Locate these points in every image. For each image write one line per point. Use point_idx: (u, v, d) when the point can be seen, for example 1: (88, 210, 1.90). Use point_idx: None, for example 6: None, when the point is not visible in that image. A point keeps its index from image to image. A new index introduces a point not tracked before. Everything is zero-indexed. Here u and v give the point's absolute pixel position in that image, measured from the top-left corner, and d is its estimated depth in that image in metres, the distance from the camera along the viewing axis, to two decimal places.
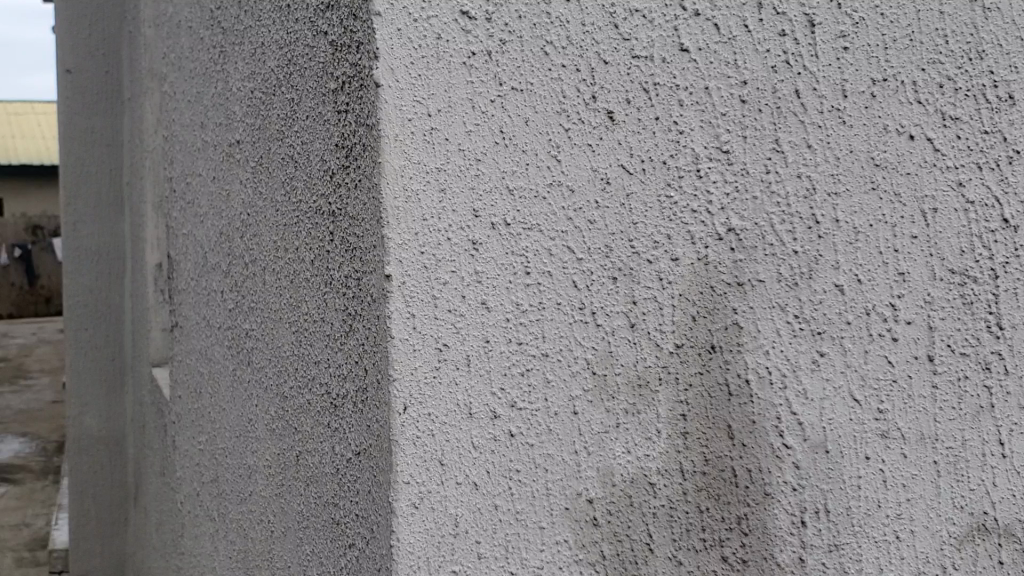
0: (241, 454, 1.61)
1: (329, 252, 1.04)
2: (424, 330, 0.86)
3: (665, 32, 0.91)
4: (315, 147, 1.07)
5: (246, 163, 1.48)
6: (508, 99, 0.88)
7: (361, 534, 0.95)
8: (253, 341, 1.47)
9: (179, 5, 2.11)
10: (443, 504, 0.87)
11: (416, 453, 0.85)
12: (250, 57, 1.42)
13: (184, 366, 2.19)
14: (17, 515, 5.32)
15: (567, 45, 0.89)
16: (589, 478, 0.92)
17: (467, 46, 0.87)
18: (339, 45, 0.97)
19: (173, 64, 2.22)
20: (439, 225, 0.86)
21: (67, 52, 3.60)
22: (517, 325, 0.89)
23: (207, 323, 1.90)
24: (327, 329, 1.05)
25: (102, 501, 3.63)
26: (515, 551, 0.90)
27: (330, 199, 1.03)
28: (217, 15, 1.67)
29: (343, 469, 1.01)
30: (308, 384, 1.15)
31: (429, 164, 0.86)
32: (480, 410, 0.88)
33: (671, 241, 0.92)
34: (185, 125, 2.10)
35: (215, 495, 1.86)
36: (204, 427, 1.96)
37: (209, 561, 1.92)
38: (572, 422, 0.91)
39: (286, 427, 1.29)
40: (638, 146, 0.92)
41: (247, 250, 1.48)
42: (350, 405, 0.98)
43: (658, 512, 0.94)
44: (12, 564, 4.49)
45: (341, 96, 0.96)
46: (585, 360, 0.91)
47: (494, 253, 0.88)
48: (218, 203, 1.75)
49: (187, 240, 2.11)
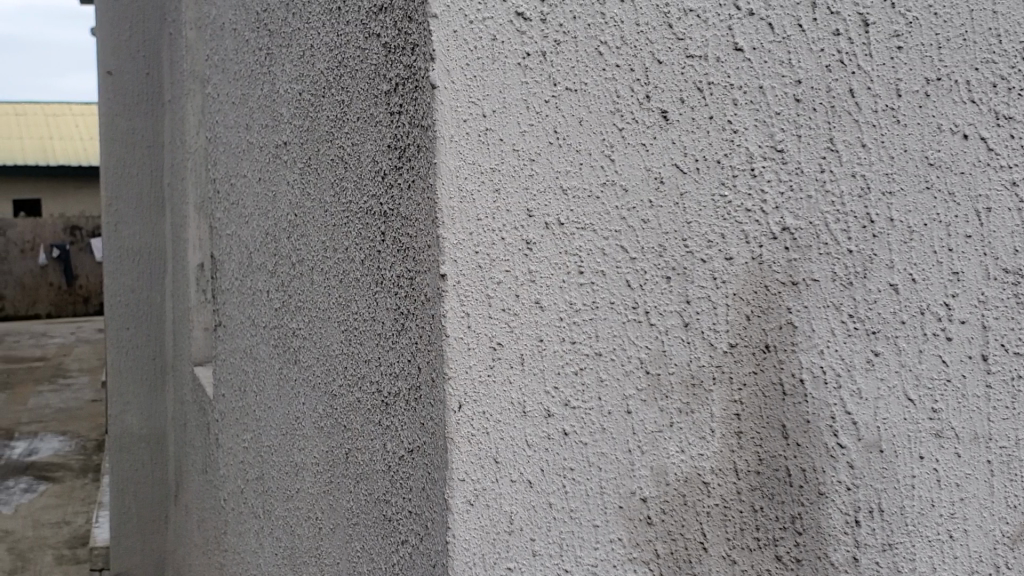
0: (288, 452, 1.63)
1: (381, 252, 1.05)
2: (478, 329, 0.86)
3: (719, 32, 0.91)
4: (366, 148, 1.09)
5: (295, 164, 1.49)
6: (563, 99, 0.89)
7: (414, 530, 0.96)
8: (302, 338, 1.49)
9: (222, 9, 2.13)
10: (498, 501, 0.87)
11: (472, 452, 0.86)
12: (298, 58, 1.43)
13: (228, 365, 2.21)
14: (58, 513, 5.36)
15: (621, 45, 0.89)
16: (643, 476, 0.92)
17: (522, 46, 0.87)
18: (393, 47, 0.98)
19: (217, 66, 2.24)
20: (494, 225, 0.87)
21: (110, 53, 3.63)
22: (570, 324, 0.90)
23: (253, 322, 1.92)
24: (379, 327, 1.07)
25: (142, 501, 3.65)
26: (571, 548, 0.90)
27: (382, 199, 1.04)
28: (264, 17, 1.68)
29: (395, 466, 1.03)
30: (360, 383, 1.17)
31: (484, 164, 0.87)
32: (534, 408, 0.89)
33: (725, 240, 0.93)
34: (229, 127, 2.12)
35: (260, 492, 1.88)
36: (248, 427, 1.99)
37: (254, 557, 1.94)
38: (626, 421, 0.91)
39: (336, 426, 1.30)
40: (692, 144, 0.92)
41: (297, 248, 1.49)
42: (402, 403, 1.00)
43: (712, 510, 0.94)
44: (53, 561, 4.55)
45: (395, 98, 0.97)
46: (638, 360, 0.91)
47: (548, 253, 0.89)
48: (264, 203, 1.77)
49: (231, 240, 2.14)
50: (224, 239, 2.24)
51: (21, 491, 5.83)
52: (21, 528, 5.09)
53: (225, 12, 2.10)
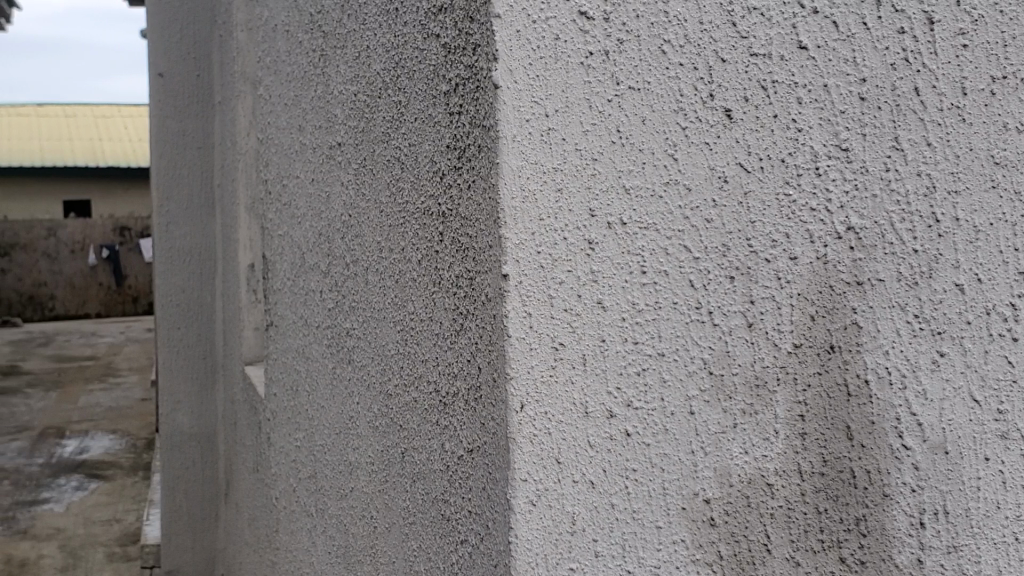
0: (341, 451, 1.64)
1: (439, 253, 1.05)
2: (540, 329, 0.85)
3: (783, 30, 0.91)
4: (424, 148, 1.09)
5: (350, 164, 1.50)
6: (626, 98, 0.88)
7: (474, 530, 0.96)
8: (355, 338, 1.50)
9: (275, 10, 2.14)
10: (560, 501, 0.86)
11: (533, 452, 0.85)
12: (353, 60, 1.44)
13: (280, 364, 2.23)
14: (108, 511, 5.41)
15: (685, 43, 0.89)
16: (707, 478, 0.91)
17: (585, 45, 0.86)
18: (453, 48, 0.98)
19: (269, 68, 2.26)
20: (556, 225, 0.86)
21: (160, 55, 3.64)
22: (633, 324, 0.89)
23: (305, 322, 1.93)
24: (437, 327, 1.07)
25: (193, 499, 3.68)
26: (633, 550, 0.90)
27: (440, 199, 1.04)
28: (318, 19, 1.69)
29: (453, 467, 1.03)
30: (417, 382, 1.17)
31: (548, 164, 0.86)
32: (596, 408, 0.88)
33: (789, 239, 0.92)
34: (282, 128, 2.13)
35: (313, 491, 1.89)
36: (301, 426, 2.00)
37: (306, 555, 1.96)
38: (690, 422, 0.91)
39: (391, 426, 1.31)
40: (756, 144, 0.91)
41: (351, 249, 1.50)
42: (461, 402, 1.00)
43: (776, 513, 0.94)
44: (104, 558, 4.60)
45: (454, 99, 0.98)
46: (702, 360, 0.91)
47: (611, 253, 0.88)
48: (318, 204, 1.78)
49: (283, 240, 2.15)
50: (276, 240, 2.26)
51: (72, 489, 5.89)
52: (72, 525, 5.15)
53: (277, 14, 2.12)
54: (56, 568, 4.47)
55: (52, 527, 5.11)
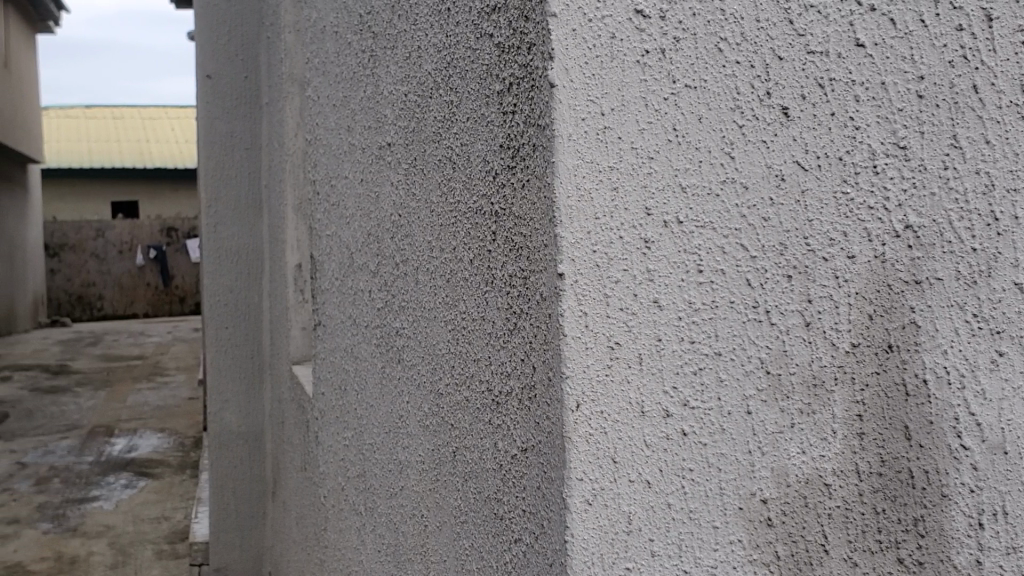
0: (391, 450, 1.65)
1: (492, 251, 1.05)
2: (596, 328, 0.84)
3: (840, 27, 0.91)
4: (477, 148, 1.09)
5: (400, 165, 1.50)
6: (682, 96, 0.87)
7: (529, 529, 0.96)
8: (405, 338, 1.51)
9: (323, 11, 2.15)
10: (616, 501, 0.85)
11: (589, 451, 0.84)
12: (404, 60, 1.44)
13: (328, 363, 2.24)
14: (156, 509, 5.46)
15: (741, 41, 0.88)
16: (764, 478, 0.91)
17: (641, 44, 0.86)
18: (507, 47, 0.98)
19: (317, 68, 2.27)
20: (611, 224, 0.85)
21: (208, 57, 3.66)
22: (689, 324, 0.88)
23: (354, 322, 1.93)
24: (490, 326, 1.07)
25: (241, 497, 3.72)
26: (690, 550, 0.89)
27: (493, 199, 1.04)
28: (368, 20, 1.70)
29: (507, 466, 1.03)
30: (469, 382, 1.17)
31: (603, 163, 0.85)
32: (653, 408, 0.87)
33: (847, 238, 0.92)
34: (330, 128, 2.14)
35: (362, 489, 1.90)
36: (350, 425, 2.01)
37: (355, 554, 1.96)
38: (746, 422, 0.90)
39: (443, 425, 1.31)
40: (813, 142, 0.91)
41: (401, 249, 1.50)
42: (515, 401, 1.00)
43: (833, 513, 0.93)
44: (153, 556, 4.64)
45: (508, 97, 0.98)
46: (759, 360, 0.90)
47: (667, 251, 0.87)
48: (367, 204, 1.79)
49: (331, 239, 2.16)
50: (324, 239, 2.27)
51: (120, 487, 5.95)
52: (121, 523, 5.19)
53: (325, 16, 2.13)
54: (106, 565, 4.51)
55: (101, 524, 5.16)
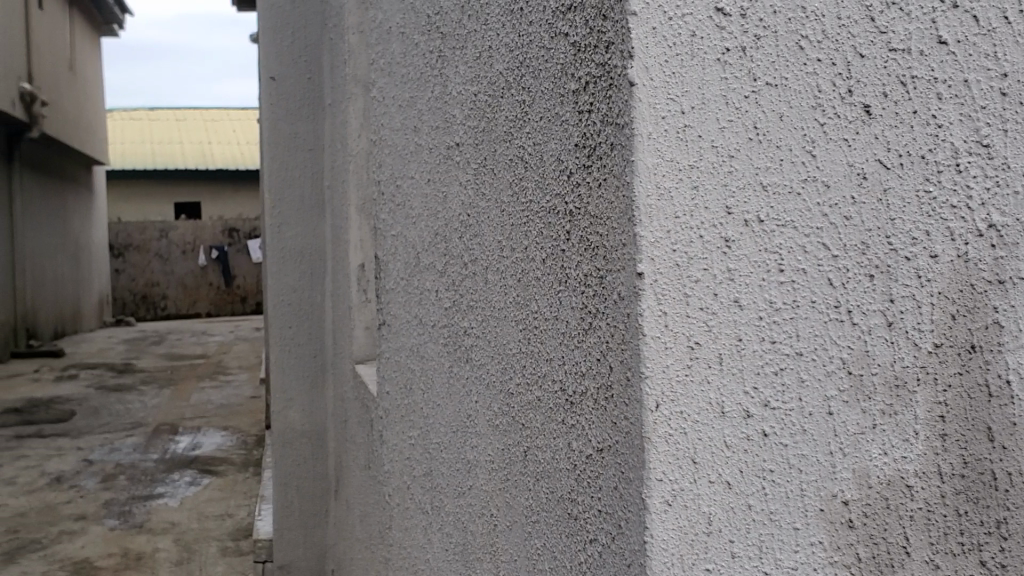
0: (459, 449, 1.65)
1: (566, 251, 1.05)
2: (675, 328, 0.84)
3: (922, 25, 0.91)
4: (550, 147, 1.09)
5: (469, 165, 1.51)
6: (763, 94, 0.87)
7: (605, 530, 0.95)
8: (474, 337, 1.52)
9: (390, 11, 2.16)
10: (696, 502, 0.85)
11: (668, 451, 0.83)
12: (474, 61, 1.45)
13: (393, 362, 2.25)
14: (221, 506, 5.52)
15: (823, 39, 0.88)
16: (845, 479, 0.90)
17: (721, 42, 0.85)
18: (583, 46, 0.98)
19: (383, 70, 2.28)
20: (692, 223, 0.85)
21: (272, 59, 3.67)
22: (770, 324, 0.87)
23: (421, 321, 1.94)
24: (563, 326, 1.07)
25: (304, 495, 3.74)
26: (770, 551, 0.88)
27: (567, 198, 1.04)
28: (436, 20, 1.70)
29: (582, 466, 1.02)
30: (541, 381, 1.18)
31: (683, 162, 0.85)
32: (733, 409, 0.86)
33: (930, 237, 0.92)
34: (396, 130, 2.16)
35: (428, 487, 1.91)
36: (416, 424, 2.02)
37: (422, 553, 1.97)
38: (828, 422, 0.89)
39: (513, 425, 1.31)
40: (895, 140, 0.91)
41: (470, 249, 1.51)
42: (589, 402, 0.99)
43: (915, 514, 0.93)
44: (218, 552, 4.69)
45: (584, 96, 0.97)
46: (840, 360, 0.89)
47: (747, 250, 0.87)
48: (434, 204, 1.79)
49: (396, 239, 2.18)
50: (388, 239, 2.28)
51: (185, 484, 6.02)
52: (186, 520, 5.25)
53: (392, 17, 2.14)
54: (172, 561, 4.56)
55: (166, 521, 5.23)
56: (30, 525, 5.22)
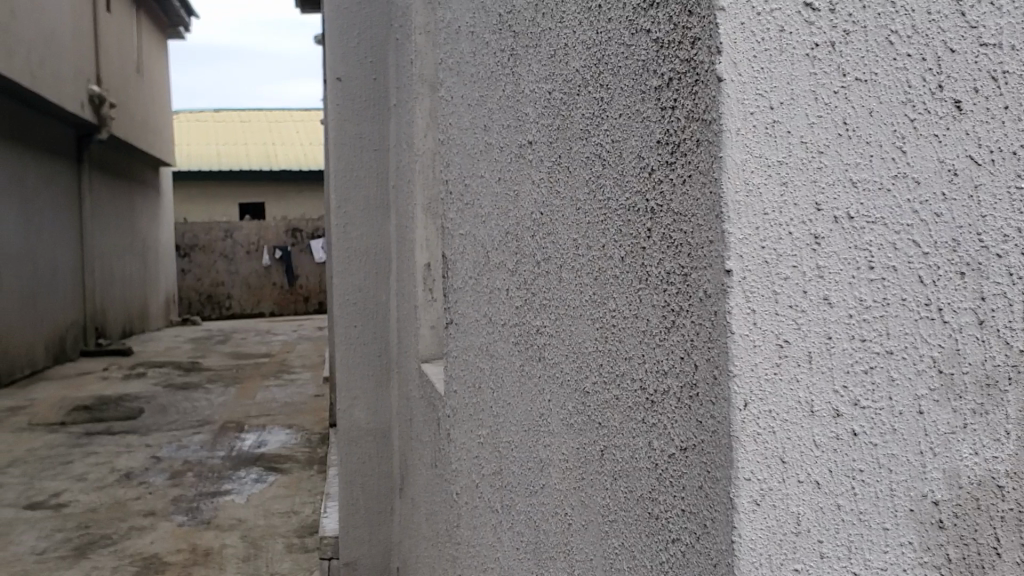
0: (531, 449, 1.66)
1: (647, 249, 1.04)
2: (764, 326, 0.83)
3: (1014, 20, 0.91)
4: (630, 145, 1.09)
5: (543, 164, 1.51)
6: (852, 89, 0.86)
7: (689, 530, 0.94)
8: (546, 336, 1.52)
9: (459, 11, 2.17)
10: (785, 502, 0.84)
11: (756, 449, 0.83)
12: (548, 60, 1.45)
13: (461, 361, 2.26)
14: (286, 503, 5.57)
15: (913, 33, 0.87)
16: (935, 479, 0.89)
17: (810, 37, 0.85)
18: (667, 42, 0.97)
19: (451, 70, 2.29)
20: (781, 219, 0.84)
21: (339, 60, 3.71)
22: (860, 321, 0.87)
23: (490, 320, 1.95)
24: (644, 324, 1.06)
25: (369, 492, 3.77)
26: (859, 552, 0.87)
27: (648, 195, 1.03)
28: (508, 19, 1.71)
29: (662, 465, 1.01)
30: (618, 381, 1.17)
31: (772, 157, 0.84)
32: (822, 408, 0.86)
33: (1021, 233, 0.93)
34: (464, 130, 2.17)
35: (498, 487, 1.91)
36: (485, 422, 2.02)
37: (492, 552, 1.97)
38: (918, 421, 0.89)
39: (589, 424, 1.31)
40: (986, 135, 0.91)
41: (543, 248, 1.51)
42: (672, 400, 0.98)
43: (1006, 515, 0.93)
44: (284, 549, 4.73)
45: (668, 93, 0.97)
46: (930, 358, 0.89)
47: (837, 247, 0.86)
48: (505, 203, 1.79)
49: (465, 239, 2.18)
50: (456, 239, 2.29)
51: (252, 481, 6.09)
52: (253, 516, 5.31)
53: (461, 16, 2.15)
54: (239, 558, 4.61)
55: (234, 518, 5.28)
56: (100, 521, 5.29)
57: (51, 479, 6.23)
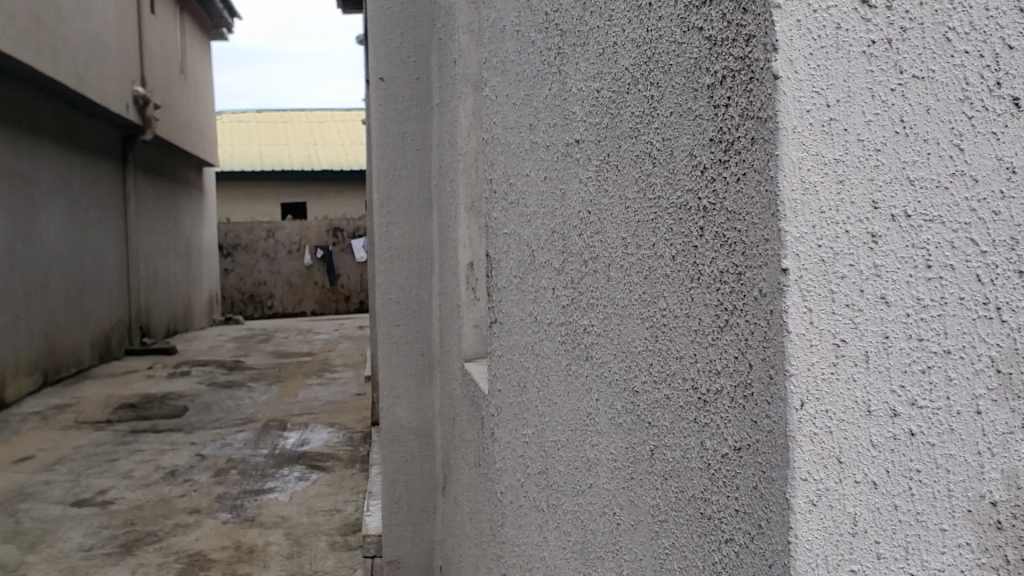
0: (578, 448, 1.66)
1: (699, 247, 1.04)
2: (821, 325, 0.83)
3: None
4: (681, 143, 1.09)
5: (591, 162, 1.51)
6: (910, 86, 0.86)
7: (743, 530, 0.94)
8: (594, 335, 1.52)
9: (504, 10, 2.17)
10: (842, 502, 0.84)
11: (813, 450, 0.82)
12: (597, 58, 1.45)
13: (505, 360, 2.26)
14: (328, 501, 5.59)
15: (970, 30, 0.87)
16: (993, 479, 0.89)
17: (867, 34, 0.84)
18: (720, 40, 0.97)
19: (496, 69, 2.29)
20: (838, 218, 0.84)
21: (381, 60, 3.73)
22: (918, 320, 0.86)
23: (535, 319, 1.95)
24: (696, 323, 1.06)
25: (412, 490, 3.79)
26: (917, 552, 0.86)
27: (700, 193, 1.03)
28: (555, 17, 1.71)
29: (715, 465, 1.01)
30: (669, 380, 1.17)
31: (828, 155, 0.83)
32: (879, 407, 0.85)
33: None
34: (509, 129, 2.17)
35: (543, 486, 1.91)
36: (530, 421, 2.02)
37: (537, 551, 1.97)
38: (976, 422, 0.88)
39: (638, 423, 1.31)
40: None
41: (591, 246, 1.51)
42: (726, 400, 0.98)
43: None
44: (327, 547, 4.76)
45: (720, 91, 0.97)
46: (989, 358, 0.88)
47: (895, 246, 0.85)
48: (552, 201, 1.79)
49: (510, 237, 2.18)
50: (500, 237, 2.30)
51: (295, 479, 6.13)
52: (296, 514, 5.34)
53: (506, 15, 2.15)
54: (282, 555, 4.64)
55: (277, 515, 5.31)
56: (145, 518, 5.34)
57: (97, 477, 6.29)
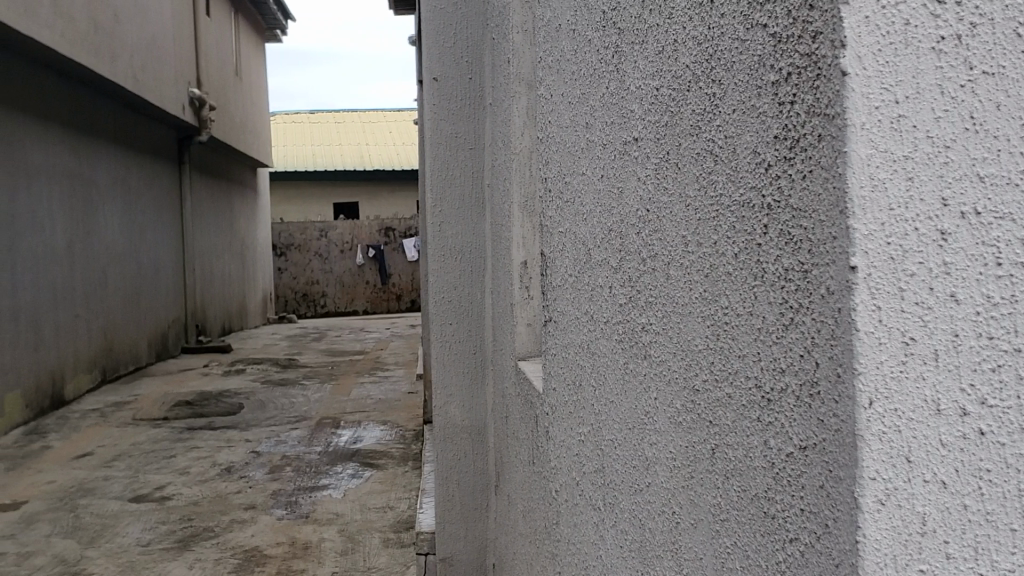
0: (636, 447, 1.65)
1: (762, 246, 1.04)
2: (889, 323, 0.83)
3: None
4: (744, 140, 1.09)
5: (649, 160, 1.51)
6: (979, 82, 0.85)
7: (808, 529, 0.94)
8: (653, 333, 1.51)
9: (559, 10, 2.17)
10: (911, 501, 0.83)
11: (881, 449, 0.82)
12: (655, 57, 1.45)
13: (560, 358, 2.26)
14: (381, 499, 5.62)
15: None
16: None
17: (936, 30, 0.84)
18: (784, 37, 0.97)
19: (552, 68, 2.29)
20: (907, 215, 0.84)
21: (434, 61, 3.75)
22: (987, 319, 0.85)
23: (592, 318, 1.94)
24: (759, 322, 1.06)
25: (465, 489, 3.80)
26: (986, 552, 0.85)
27: (764, 191, 1.03)
28: (612, 16, 1.71)
29: (779, 464, 1.00)
30: (731, 378, 1.17)
31: (897, 152, 0.84)
32: (949, 406, 0.84)
33: None
34: (564, 128, 2.17)
35: (600, 486, 1.91)
36: (586, 419, 2.02)
37: (593, 550, 1.97)
38: None
39: (699, 422, 1.30)
40: None
41: (649, 243, 1.50)
42: (790, 398, 0.98)
43: None
44: (381, 544, 4.79)
45: (785, 88, 0.96)
46: None
47: (965, 244, 0.84)
48: (609, 200, 1.79)
49: (565, 235, 2.18)
50: (556, 236, 2.30)
51: (348, 476, 6.16)
52: (349, 511, 5.37)
53: (561, 14, 2.15)
54: (336, 551, 4.67)
55: (330, 512, 5.35)
56: (202, 514, 5.39)
57: (154, 474, 6.36)
